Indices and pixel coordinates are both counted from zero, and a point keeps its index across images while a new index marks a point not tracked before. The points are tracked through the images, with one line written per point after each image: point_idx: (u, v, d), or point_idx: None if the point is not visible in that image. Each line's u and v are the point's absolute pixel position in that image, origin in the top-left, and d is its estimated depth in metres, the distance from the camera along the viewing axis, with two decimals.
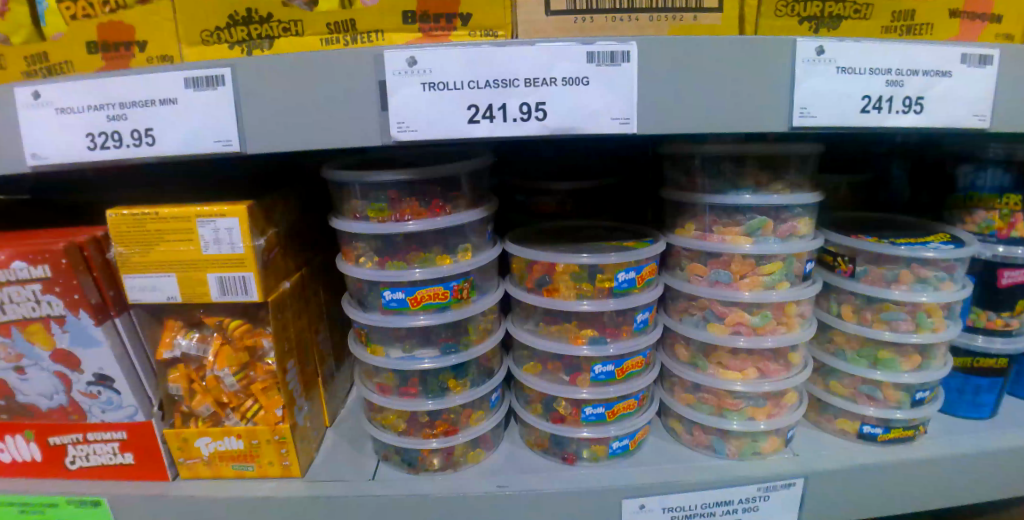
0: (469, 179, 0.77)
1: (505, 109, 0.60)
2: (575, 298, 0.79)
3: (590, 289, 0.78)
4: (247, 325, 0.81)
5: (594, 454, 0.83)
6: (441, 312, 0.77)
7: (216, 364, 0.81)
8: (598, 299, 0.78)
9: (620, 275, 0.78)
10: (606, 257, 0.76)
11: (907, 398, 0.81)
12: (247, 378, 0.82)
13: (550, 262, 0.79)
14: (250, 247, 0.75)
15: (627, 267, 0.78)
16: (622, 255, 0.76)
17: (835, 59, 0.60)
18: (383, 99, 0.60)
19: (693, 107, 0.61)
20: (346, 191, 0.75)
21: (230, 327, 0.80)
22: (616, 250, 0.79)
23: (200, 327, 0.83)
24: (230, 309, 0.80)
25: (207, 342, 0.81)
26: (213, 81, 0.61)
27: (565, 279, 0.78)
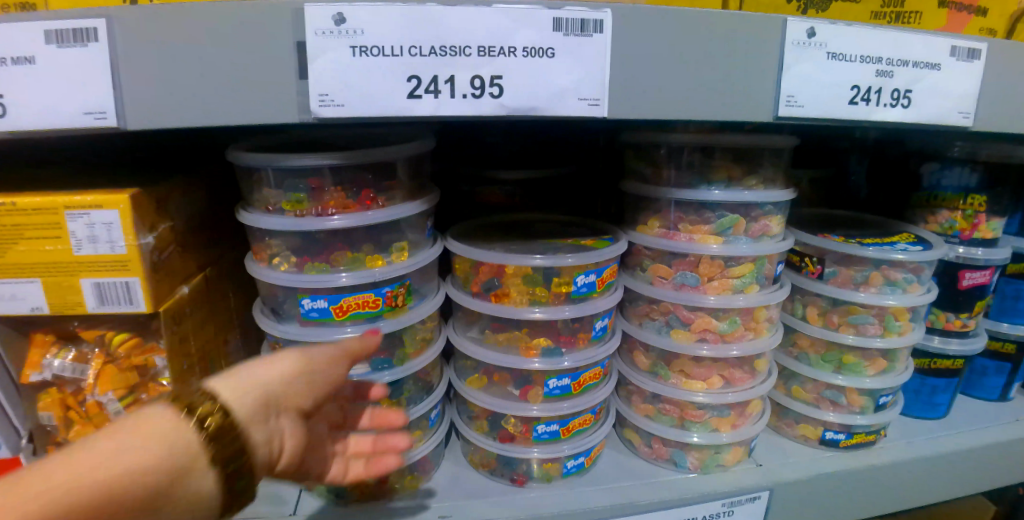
0: (406, 165, 0.66)
1: (453, 82, 0.50)
2: (528, 305, 0.69)
3: (545, 295, 0.69)
4: (136, 340, 0.65)
5: (547, 474, 0.74)
6: (373, 323, 0.66)
7: (96, 389, 0.65)
8: (556, 306, 0.70)
9: (580, 278, 0.69)
10: (563, 259, 0.68)
11: (871, 402, 0.78)
12: (137, 403, 0.67)
13: (500, 264, 0.69)
14: (134, 245, 0.60)
15: (588, 269, 0.69)
16: (581, 256, 0.68)
17: (825, 43, 0.54)
18: (301, 65, 0.48)
19: (673, 90, 0.53)
20: (257, 177, 0.63)
21: (114, 342, 0.64)
22: (576, 250, 0.71)
23: (76, 341, 0.66)
24: (112, 319, 0.65)
25: (86, 362, 0.65)
26: (83, 35, 0.46)
27: (516, 282, 0.69)
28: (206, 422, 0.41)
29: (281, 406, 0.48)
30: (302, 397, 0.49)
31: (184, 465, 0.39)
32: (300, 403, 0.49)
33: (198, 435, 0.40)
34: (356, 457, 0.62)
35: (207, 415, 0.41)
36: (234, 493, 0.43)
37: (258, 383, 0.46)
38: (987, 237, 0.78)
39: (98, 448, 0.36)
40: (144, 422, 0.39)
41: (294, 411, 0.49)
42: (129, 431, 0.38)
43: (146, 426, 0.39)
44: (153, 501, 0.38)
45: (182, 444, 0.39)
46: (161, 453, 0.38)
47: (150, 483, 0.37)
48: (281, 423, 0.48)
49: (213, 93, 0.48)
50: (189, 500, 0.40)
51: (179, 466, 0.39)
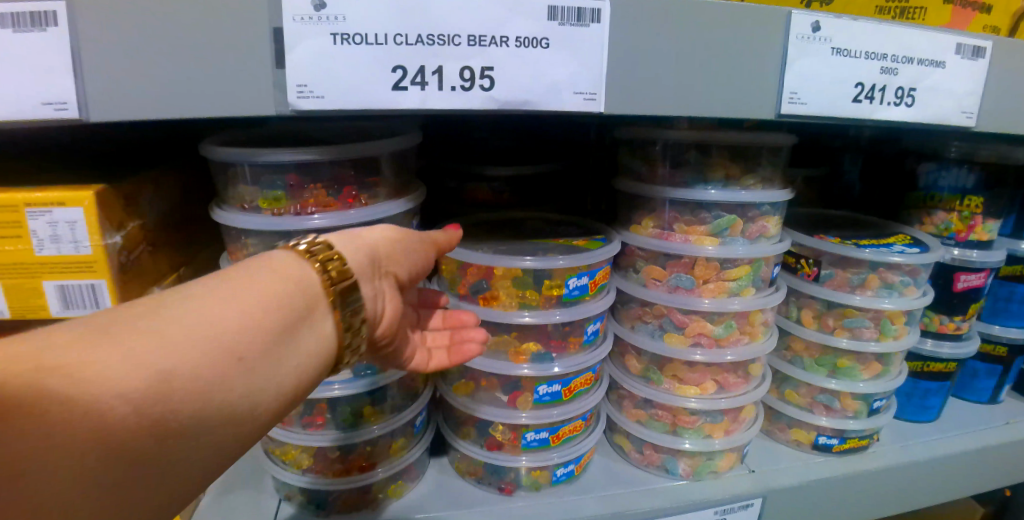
0: (391, 161, 0.62)
1: (441, 74, 0.46)
2: (518, 308, 0.67)
3: (535, 298, 0.66)
4: None
5: (535, 482, 0.72)
6: None
7: None
8: (547, 309, 0.67)
9: (572, 281, 0.66)
10: (554, 261, 0.65)
11: (865, 407, 0.77)
12: None
13: (489, 266, 0.66)
14: (100, 245, 0.56)
15: (579, 271, 0.67)
16: (573, 258, 0.65)
17: (830, 38, 0.52)
18: (276, 53, 0.45)
19: (672, 85, 0.50)
20: (231, 173, 0.59)
21: None
22: (568, 250, 0.68)
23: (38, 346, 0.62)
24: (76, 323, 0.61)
25: None
26: (41, 19, 0.41)
27: (505, 285, 0.66)
28: (329, 268, 0.45)
29: (386, 270, 0.52)
30: (398, 264, 0.53)
31: (305, 315, 0.43)
32: (396, 271, 0.53)
33: (322, 279, 0.45)
34: (436, 350, 0.63)
35: (326, 259, 0.45)
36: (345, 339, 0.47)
37: (366, 240, 0.50)
38: (984, 239, 0.79)
39: (240, 282, 0.41)
40: (273, 263, 0.44)
41: (394, 274, 0.53)
42: (260, 271, 0.42)
43: (276, 267, 0.43)
44: (285, 327, 0.41)
45: (304, 298, 0.43)
46: (289, 291, 0.42)
47: (283, 329, 0.41)
48: (382, 283, 0.51)
49: (177, 81, 0.43)
50: (311, 335, 0.43)
51: (304, 299, 0.43)
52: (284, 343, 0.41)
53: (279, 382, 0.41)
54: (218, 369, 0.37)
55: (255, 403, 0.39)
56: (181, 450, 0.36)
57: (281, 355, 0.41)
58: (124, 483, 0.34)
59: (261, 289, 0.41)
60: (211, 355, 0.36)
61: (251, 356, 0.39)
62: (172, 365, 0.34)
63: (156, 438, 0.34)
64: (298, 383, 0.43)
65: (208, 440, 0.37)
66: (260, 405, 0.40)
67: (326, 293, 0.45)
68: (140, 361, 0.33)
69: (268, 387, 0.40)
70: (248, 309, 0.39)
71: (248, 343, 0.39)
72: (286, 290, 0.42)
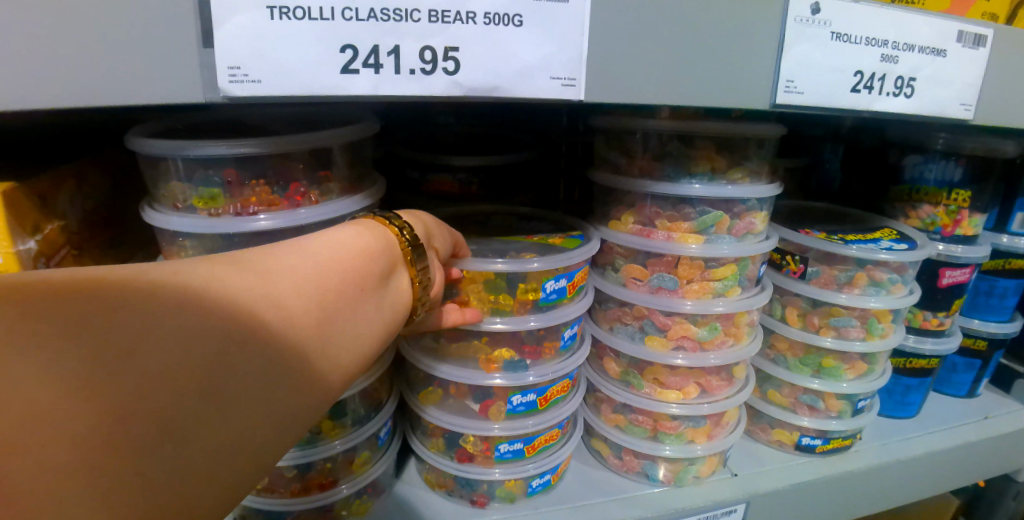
0: (343, 153, 0.56)
1: (398, 55, 0.40)
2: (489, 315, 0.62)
3: (509, 304, 0.61)
4: None
5: (509, 494, 0.67)
6: None
7: None
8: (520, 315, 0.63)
9: (549, 284, 0.61)
10: (526, 265, 0.59)
11: (849, 407, 0.74)
12: None
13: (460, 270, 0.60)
14: (10, 252, 0.48)
15: (558, 274, 0.62)
16: (547, 262, 0.60)
17: (830, 21, 0.48)
18: (200, 27, 0.36)
19: (661, 70, 0.45)
20: (160, 167, 0.51)
21: None
22: (543, 250, 0.63)
23: None
24: None
25: None
26: None
27: (475, 289, 0.61)
28: (405, 233, 0.48)
29: (432, 245, 0.53)
30: (440, 241, 0.55)
31: (383, 275, 0.44)
32: (439, 248, 0.55)
33: (400, 241, 0.47)
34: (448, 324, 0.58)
35: (399, 223, 0.48)
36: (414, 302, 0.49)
37: (420, 218, 0.53)
38: (969, 233, 0.77)
39: (328, 239, 0.42)
40: (355, 225, 0.46)
41: (438, 251, 0.54)
42: (344, 233, 0.44)
43: (359, 227, 0.45)
44: (368, 283, 0.42)
45: (384, 259, 0.45)
46: (374, 250, 0.44)
47: (367, 286, 0.42)
48: (432, 258, 0.53)
49: (57, 50, 0.34)
50: (388, 297, 0.44)
51: (379, 263, 0.44)
52: (363, 297, 0.41)
53: (359, 338, 0.40)
54: (316, 308, 0.36)
55: (339, 357, 0.38)
56: (274, 393, 0.33)
57: (364, 309, 0.41)
58: (217, 430, 0.30)
59: (350, 242, 0.43)
60: (309, 295, 0.36)
61: (341, 303, 0.39)
62: (276, 298, 0.34)
63: (255, 371, 0.32)
64: (373, 343, 0.42)
65: (295, 386, 0.34)
66: (342, 361, 0.38)
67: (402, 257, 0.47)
68: (253, 286, 0.34)
69: (351, 340, 0.39)
70: (339, 261, 0.40)
71: (339, 291, 0.39)
72: (373, 250, 0.44)
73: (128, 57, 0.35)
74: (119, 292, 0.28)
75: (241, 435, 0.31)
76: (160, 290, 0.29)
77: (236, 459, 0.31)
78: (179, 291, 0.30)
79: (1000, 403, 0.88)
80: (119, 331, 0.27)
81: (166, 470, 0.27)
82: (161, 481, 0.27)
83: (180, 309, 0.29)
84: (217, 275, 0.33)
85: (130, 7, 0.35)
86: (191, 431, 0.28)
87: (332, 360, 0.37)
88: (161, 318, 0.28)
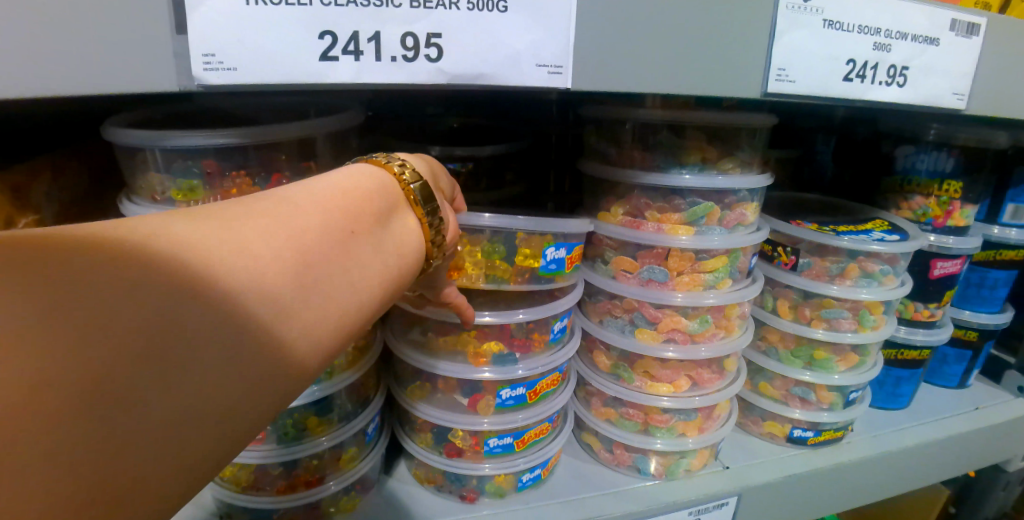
0: (329, 144, 0.54)
1: (379, 42, 0.39)
2: (483, 281, 0.59)
3: (507, 271, 0.60)
4: None
5: (499, 489, 0.66)
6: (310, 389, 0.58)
7: None
8: (517, 282, 0.60)
9: (550, 251, 0.60)
10: (515, 220, 0.58)
11: (840, 399, 0.74)
12: None
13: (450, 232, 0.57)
14: None
15: (557, 241, 0.61)
16: (533, 219, 0.58)
17: (822, 8, 0.47)
18: (173, 13, 0.35)
19: (650, 59, 0.44)
20: (138, 158, 0.50)
21: None
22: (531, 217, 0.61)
23: None
24: None
25: None
26: None
27: (473, 255, 0.58)
28: (404, 172, 0.43)
29: (438, 186, 0.49)
30: (444, 183, 0.51)
31: (382, 218, 0.39)
32: (443, 190, 0.51)
33: (400, 180, 0.42)
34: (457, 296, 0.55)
35: (399, 164, 0.43)
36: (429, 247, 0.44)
37: (421, 159, 0.48)
38: (960, 225, 0.77)
39: (315, 182, 0.37)
40: (346, 169, 0.41)
41: (443, 192, 0.50)
42: (333, 176, 0.39)
43: (352, 171, 0.40)
44: (364, 227, 0.37)
45: (382, 202, 0.39)
46: (369, 192, 0.39)
47: (364, 227, 0.37)
48: (441, 199, 0.48)
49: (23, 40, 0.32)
50: (391, 241, 0.39)
51: (374, 205, 0.38)
52: (359, 241, 0.36)
53: (358, 287, 0.35)
54: (298, 258, 0.32)
55: (334, 311, 0.33)
56: (251, 357, 0.29)
57: (361, 254, 0.36)
58: (185, 405, 0.27)
59: (341, 185, 0.38)
60: (288, 245, 0.32)
61: (331, 248, 0.34)
62: (247, 254, 0.30)
63: (224, 336, 0.28)
64: (378, 293, 0.37)
65: (278, 348, 0.30)
66: (337, 315, 0.34)
67: (410, 199, 0.42)
68: (221, 238, 0.30)
69: (348, 291, 0.34)
70: (326, 204, 0.35)
71: (327, 236, 0.34)
72: (368, 192, 0.39)
73: (120, 56, 0.34)
74: (58, 260, 0.25)
75: (218, 409, 0.28)
76: (106, 254, 0.26)
77: (216, 433, 0.28)
78: (130, 252, 0.27)
79: (990, 394, 0.88)
80: (60, 300, 0.24)
81: (128, 449, 0.25)
82: (124, 462, 0.25)
83: (127, 274, 0.26)
84: (178, 230, 0.29)
85: (121, 5, 0.34)
86: (154, 409, 0.26)
87: (325, 316, 0.33)
88: (105, 288, 0.25)
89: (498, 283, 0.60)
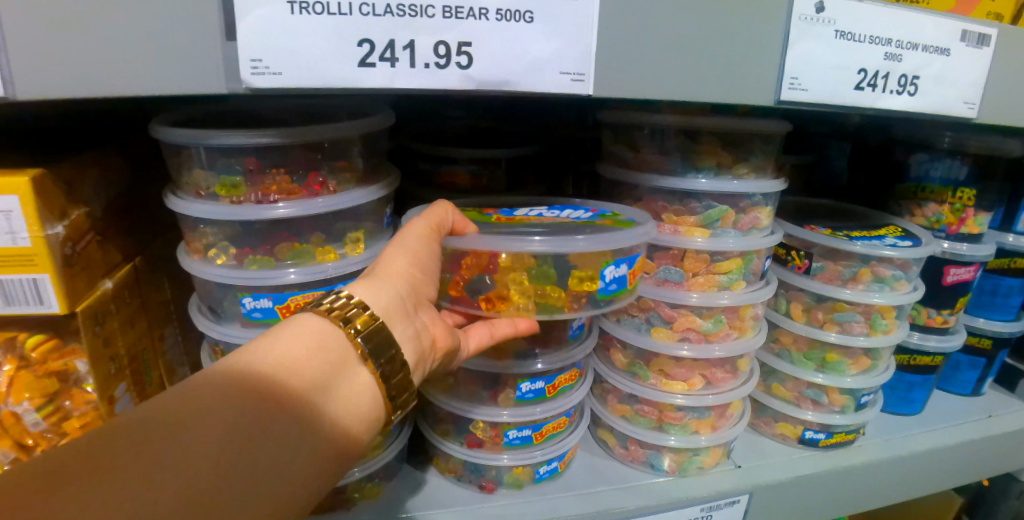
0: (358, 145, 0.57)
1: (413, 49, 0.42)
2: (533, 310, 0.56)
3: (559, 297, 0.56)
4: (54, 342, 0.56)
5: (517, 481, 0.68)
6: None
7: (9, 398, 0.54)
8: (574, 310, 0.57)
9: (608, 270, 0.56)
10: (567, 241, 0.55)
11: (852, 402, 0.75)
12: (60, 412, 0.57)
13: (454, 250, 0.56)
14: (39, 236, 0.50)
15: (615, 260, 0.57)
16: (591, 237, 0.55)
17: (833, 20, 0.49)
18: (224, 21, 0.38)
19: (667, 66, 0.46)
20: (184, 156, 0.53)
21: (26, 346, 0.54)
22: (587, 230, 0.58)
23: None
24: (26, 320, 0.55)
25: None
26: None
27: (518, 279, 0.55)
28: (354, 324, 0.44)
29: (417, 299, 0.52)
30: (427, 284, 0.54)
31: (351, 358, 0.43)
32: (427, 293, 0.54)
33: (349, 338, 0.44)
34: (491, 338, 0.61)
35: (345, 313, 0.44)
36: (397, 383, 0.46)
37: (393, 284, 0.50)
38: (973, 232, 0.78)
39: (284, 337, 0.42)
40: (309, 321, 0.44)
41: (427, 297, 0.54)
42: (274, 339, 0.42)
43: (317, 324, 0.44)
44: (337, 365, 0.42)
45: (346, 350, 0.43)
46: (318, 350, 0.42)
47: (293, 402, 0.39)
48: (418, 317, 0.51)
49: (90, 46, 0.36)
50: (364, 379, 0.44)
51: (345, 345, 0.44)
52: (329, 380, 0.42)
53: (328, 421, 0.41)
54: (252, 423, 0.37)
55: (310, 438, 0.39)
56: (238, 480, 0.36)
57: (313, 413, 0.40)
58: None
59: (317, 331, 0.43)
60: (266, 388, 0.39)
61: (253, 434, 0.37)
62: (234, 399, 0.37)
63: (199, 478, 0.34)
64: (315, 459, 0.40)
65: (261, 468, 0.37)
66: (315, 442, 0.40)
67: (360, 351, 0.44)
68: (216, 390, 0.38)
69: (274, 470, 0.37)
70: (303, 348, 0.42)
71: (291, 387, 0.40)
72: (303, 357, 0.41)
73: (178, 63, 0.38)
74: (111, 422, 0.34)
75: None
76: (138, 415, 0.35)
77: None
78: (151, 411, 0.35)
79: (1004, 402, 0.89)
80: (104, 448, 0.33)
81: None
82: None
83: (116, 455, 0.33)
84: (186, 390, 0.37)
85: (179, 16, 0.37)
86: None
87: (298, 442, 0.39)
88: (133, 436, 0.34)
89: (552, 313, 0.56)
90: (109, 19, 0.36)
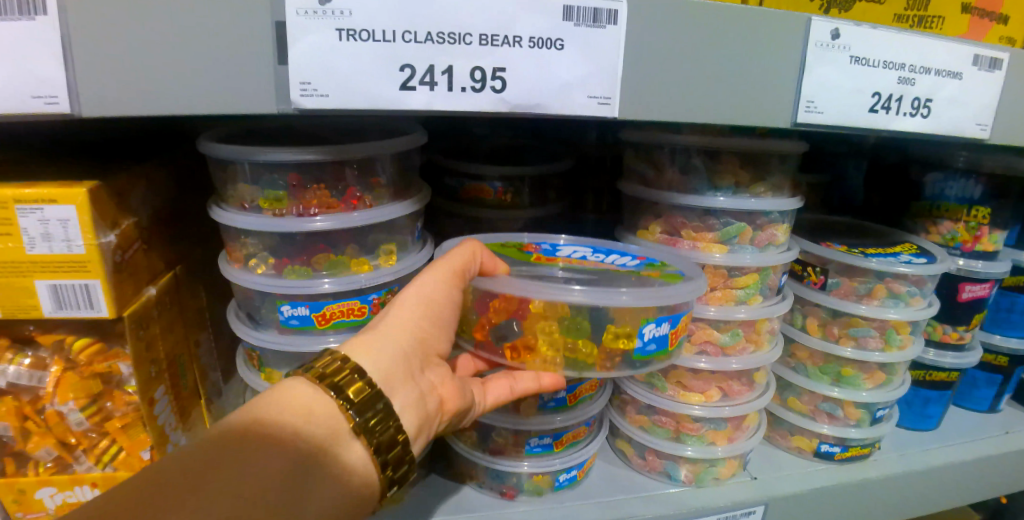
0: (392, 162, 0.60)
1: (451, 74, 0.45)
2: (559, 364, 0.56)
3: (591, 353, 0.55)
4: (99, 345, 0.59)
5: (537, 488, 0.70)
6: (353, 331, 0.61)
7: (55, 397, 0.58)
8: (605, 368, 0.56)
9: (648, 328, 0.55)
10: (607, 296, 0.53)
11: (867, 416, 0.76)
12: (101, 412, 0.61)
13: (485, 294, 0.57)
14: (93, 244, 0.53)
15: (659, 317, 0.55)
16: (634, 294, 0.53)
17: (849, 45, 0.51)
18: (278, 47, 0.41)
19: (688, 89, 0.49)
20: (230, 171, 0.57)
21: (74, 349, 0.58)
22: (630, 284, 0.56)
23: (34, 346, 0.58)
24: (75, 323, 0.58)
25: (43, 369, 0.58)
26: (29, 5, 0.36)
27: (547, 331, 0.55)
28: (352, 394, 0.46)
29: (425, 357, 0.54)
30: (436, 339, 0.55)
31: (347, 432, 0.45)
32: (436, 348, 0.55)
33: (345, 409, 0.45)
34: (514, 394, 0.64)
35: (345, 381, 0.46)
36: (396, 458, 0.47)
37: (398, 345, 0.52)
38: (989, 250, 0.79)
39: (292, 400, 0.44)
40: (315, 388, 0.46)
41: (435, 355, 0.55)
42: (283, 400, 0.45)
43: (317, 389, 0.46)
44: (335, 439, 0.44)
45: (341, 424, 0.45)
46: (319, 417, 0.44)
47: (281, 473, 0.41)
48: (423, 379, 0.53)
49: (158, 70, 0.39)
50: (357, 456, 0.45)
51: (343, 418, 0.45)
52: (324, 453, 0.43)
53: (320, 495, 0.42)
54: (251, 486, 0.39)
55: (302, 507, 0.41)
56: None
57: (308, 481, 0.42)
58: None
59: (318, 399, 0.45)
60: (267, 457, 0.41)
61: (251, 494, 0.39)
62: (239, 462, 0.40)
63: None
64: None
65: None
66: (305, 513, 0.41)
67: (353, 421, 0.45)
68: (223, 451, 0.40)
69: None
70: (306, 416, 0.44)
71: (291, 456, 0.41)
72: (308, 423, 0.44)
73: (236, 86, 0.41)
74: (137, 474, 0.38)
75: None
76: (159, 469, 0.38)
77: None
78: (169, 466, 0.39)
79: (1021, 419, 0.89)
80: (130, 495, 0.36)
81: None
82: None
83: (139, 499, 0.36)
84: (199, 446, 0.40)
85: (238, 43, 0.40)
86: None
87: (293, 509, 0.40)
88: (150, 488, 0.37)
89: (582, 369, 0.56)
90: (176, 47, 0.39)
